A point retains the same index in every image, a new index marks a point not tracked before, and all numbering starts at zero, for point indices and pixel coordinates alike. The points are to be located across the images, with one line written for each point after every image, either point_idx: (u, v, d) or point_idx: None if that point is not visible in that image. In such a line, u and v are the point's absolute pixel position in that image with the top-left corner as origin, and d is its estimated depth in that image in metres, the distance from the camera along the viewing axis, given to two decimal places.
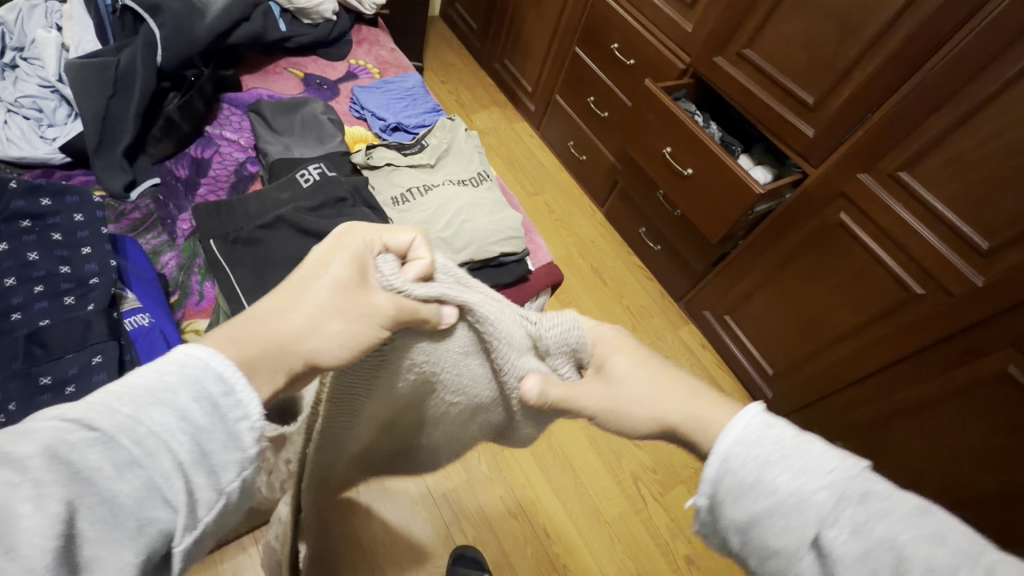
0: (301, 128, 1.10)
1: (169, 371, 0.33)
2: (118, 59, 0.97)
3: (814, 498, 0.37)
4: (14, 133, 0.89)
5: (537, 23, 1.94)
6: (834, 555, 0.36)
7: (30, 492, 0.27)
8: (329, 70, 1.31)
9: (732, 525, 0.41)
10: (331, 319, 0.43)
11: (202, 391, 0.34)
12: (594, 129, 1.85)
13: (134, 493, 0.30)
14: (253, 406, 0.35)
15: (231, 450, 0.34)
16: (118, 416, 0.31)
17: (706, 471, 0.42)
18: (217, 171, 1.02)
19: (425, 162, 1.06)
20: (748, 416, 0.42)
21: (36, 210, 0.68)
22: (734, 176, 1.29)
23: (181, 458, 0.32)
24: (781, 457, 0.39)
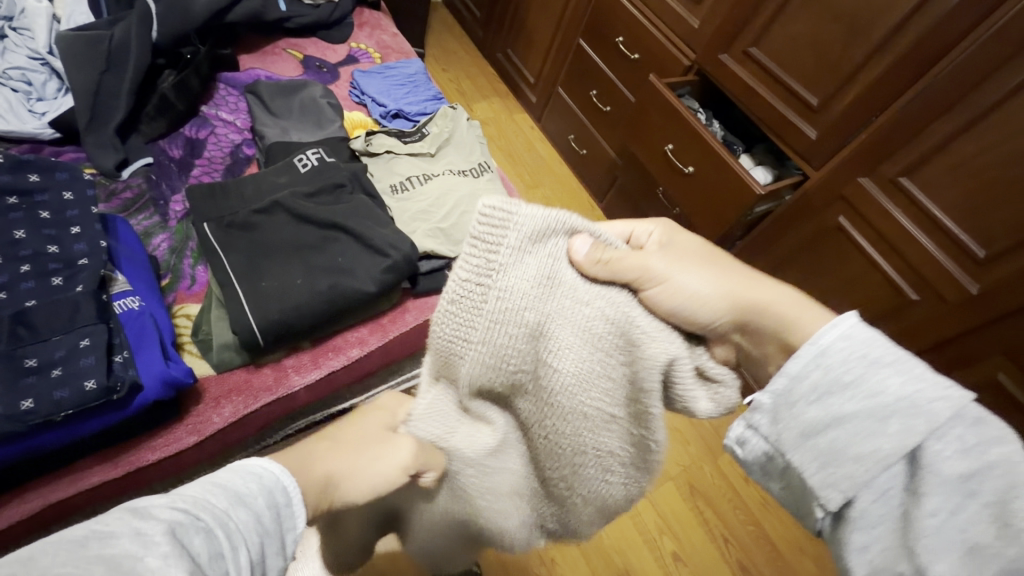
0: (299, 112, 1.08)
1: (250, 478, 0.36)
2: (112, 33, 0.93)
3: (927, 405, 0.39)
4: (2, 106, 0.86)
5: (541, 12, 1.91)
6: (932, 465, 0.37)
7: (155, 560, 0.27)
8: (329, 53, 1.29)
9: (800, 423, 0.43)
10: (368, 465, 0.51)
11: (273, 499, 0.36)
12: (596, 123, 1.83)
13: None
14: (302, 519, 0.38)
15: (279, 562, 0.35)
16: (216, 508, 0.32)
17: (795, 361, 0.44)
18: (213, 153, 1.00)
19: (425, 151, 1.04)
20: (849, 326, 0.43)
21: (24, 186, 0.66)
22: (735, 176, 1.28)
23: (254, 562, 0.33)
24: (891, 363, 0.41)
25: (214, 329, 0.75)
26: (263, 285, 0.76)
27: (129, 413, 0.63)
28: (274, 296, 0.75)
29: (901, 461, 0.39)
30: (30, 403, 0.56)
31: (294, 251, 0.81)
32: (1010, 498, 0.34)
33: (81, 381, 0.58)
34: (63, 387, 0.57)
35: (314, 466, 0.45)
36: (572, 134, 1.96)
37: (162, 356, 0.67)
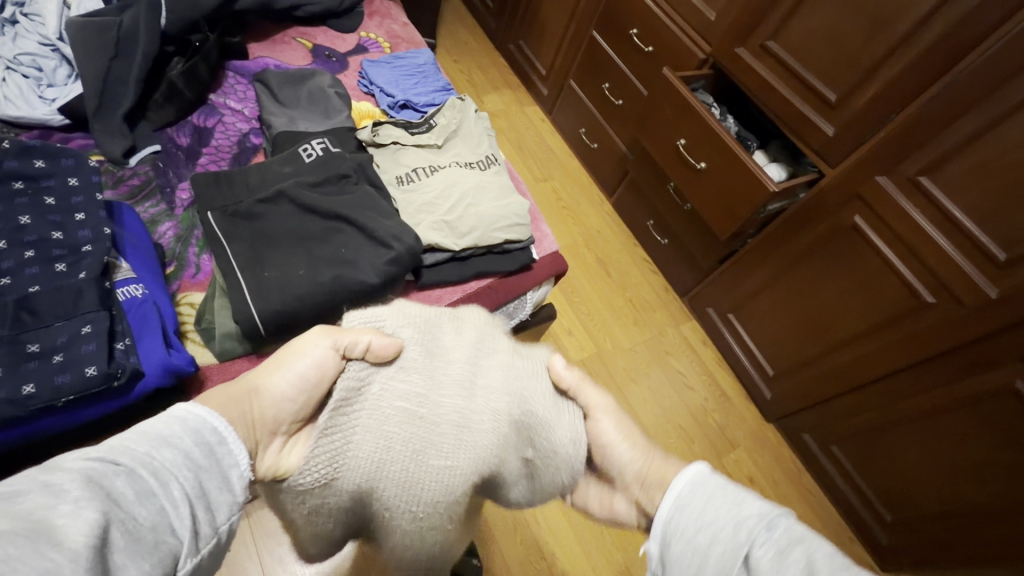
0: (307, 101, 1.07)
1: (175, 424, 0.44)
2: (121, 19, 0.93)
3: (744, 521, 0.46)
4: (13, 91, 0.87)
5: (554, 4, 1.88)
6: (757, 569, 0.43)
7: (67, 506, 0.32)
8: (339, 42, 1.28)
9: (676, 563, 0.48)
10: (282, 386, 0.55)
11: (201, 438, 0.45)
12: (608, 116, 1.81)
13: (150, 517, 0.37)
14: (239, 454, 0.47)
15: (223, 492, 0.45)
16: (136, 452, 0.40)
17: (659, 511, 0.51)
18: (220, 141, 1.00)
19: (432, 142, 1.03)
20: (688, 474, 0.52)
21: (29, 171, 0.67)
22: (748, 172, 1.25)
23: (188, 490, 0.41)
24: (722, 497, 0.49)
25: (217, 318, 0.75)
26: (266, 274, 0.76)
27: (130, 400, 0.63)
28: (276, 286, 0.75)
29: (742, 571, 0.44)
30: (31, 387, 0.56)
31: (297, 242, 0.80)
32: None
33: (82, 367, 0.58)
34: (64, 372, 0.57)
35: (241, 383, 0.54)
36: (584, 128, 1.94)
37: (165, 344, 0.67)
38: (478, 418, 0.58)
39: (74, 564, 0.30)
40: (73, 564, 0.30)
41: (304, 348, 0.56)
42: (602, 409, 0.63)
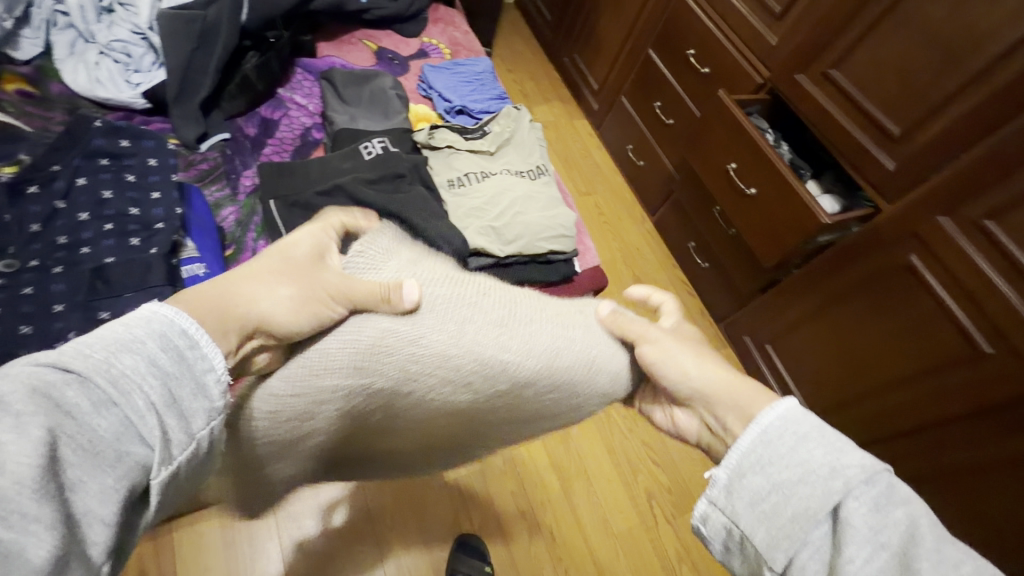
0: (369, 101, 1.11)
1: (137, 325, 0.36)
2: (206, 14, 0.98)
3: (844, 470, 0.42)
4: (103, 74, 0.93)
5: (612, 20, 1.89)
6: (850, 522, 0.40)
7: (7, 423, 0.27)
8: (402, 46, 1.32)
9: (749, 496, 0.44)
10: (276, 290, 0.45)
11: (169, 342, 0.36)
12: (657, 135, 1.80)
13: (111, 429, 0.31)
14: (216, 358, 0.38)
15: (199, 399, 0.37)
16: (92, 358, 0.33)
17: (741, 441, 0.47)
18: (284, 133, 1.05)
19: (485, 149, 1.05)
20: (786, 407, 0.47)
21: (114, 149, 0.71)
22: (800, 202, 1.22)
23: (155, 402, 0.34)
24: (818, 438, 0.45)
25: None
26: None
27: None
28: None
29: (828, 522, 0.41)
30: None
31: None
32: (912, 548, 0.38)
33: None
34: None
35: (229, 291, 0.43)
36: (631, 145, 1.94)
37: None
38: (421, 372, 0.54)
39: (16, 488, 0.26)
40: (18, 495, 0.26)
41: (284, 252, 0.48)
42: (657, 332, 0.59)
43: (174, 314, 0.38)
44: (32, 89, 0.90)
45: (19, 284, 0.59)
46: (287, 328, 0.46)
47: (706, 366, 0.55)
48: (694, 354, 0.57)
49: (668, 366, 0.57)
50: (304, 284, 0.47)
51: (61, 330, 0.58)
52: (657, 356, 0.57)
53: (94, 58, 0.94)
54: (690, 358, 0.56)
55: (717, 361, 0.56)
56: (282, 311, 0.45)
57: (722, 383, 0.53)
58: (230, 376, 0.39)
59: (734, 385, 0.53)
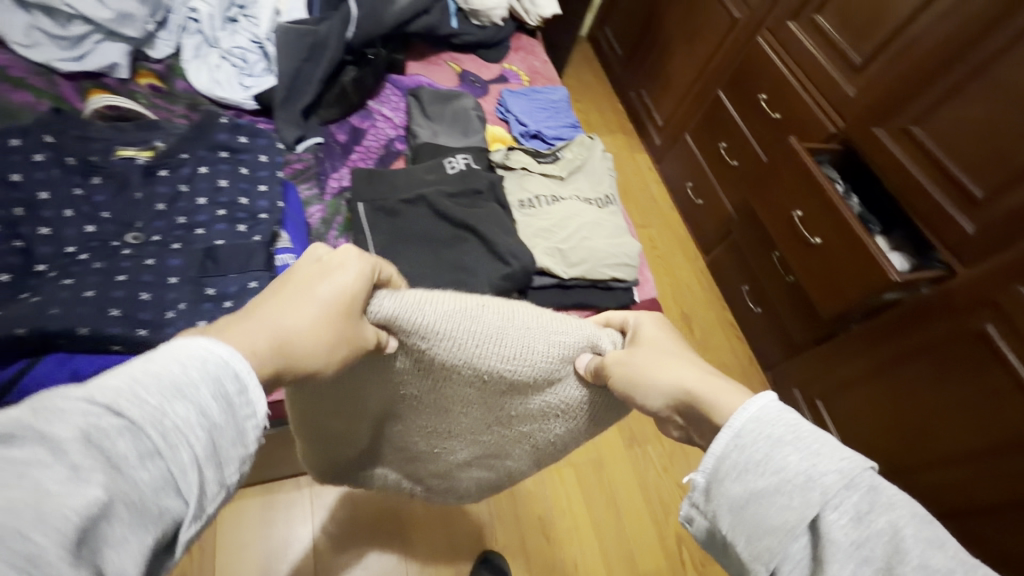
0: (451, 119, 1.17)
1: (192, 362, 0.32)
2: (318, 29, 1.05)
3: (820, 479, 0.36)
4: (222, 77, 1.03)
5: (684, 61, 1.93)
6: (829, 537, 0.34)
7: (57, 482, 0.25)
8: (484, 70, 1.39)
9: (727, 502, 0.39)
10: (319, 341, 0.41)
11: (220, 386, 0.33)
12: (719, 175, 1.80)
13: (153, 483, 0.29)
14: (263, 404, 0.35)
15: (238, 447, 0.34)
16: (146, 403, 0.29)
17: (712, 445, 0.41)
18: (370, 142, 1.12)
19: (556, 173, 1.08)
20: (762, 403, 0.41)
21: (233, 145, 0.78)
22: (868, 257, 1.19)
23: (201, 455, 0.31)
24: (793, 440, 0.38)
25: None
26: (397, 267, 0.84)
27: None
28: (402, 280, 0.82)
29: (807, 533, 0.36)
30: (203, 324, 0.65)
31: (426, 243, 0.88)
32: (898, 565, 0.32)
33: None
34: None
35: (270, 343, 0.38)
36: (690, 182, 1.94)
37: None
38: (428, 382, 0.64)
39: (57, 557, 0.24)
40: (58, 564, 0.24)
41: (318, 290, 0.42)
42: (632, 366, 0.53)
43: (229, 352, 0.34)
44: (161, 85, 1.00)
45: (143, 255, 0.66)
46: (304, 364, 0.40)
47: (671, 376, 0.49)
48: (663, 363, 0.50)
49: (634, 384, 0.51)
50: (324, 317, 0.42)
51: (174, 300, 0.64)
52: (626, 381, 0.53)
53: (216, 62, 1.04)
54: (666, 371, 0.49)
55: (707, 367, 0.49)
56: (320, 364, 0.41)
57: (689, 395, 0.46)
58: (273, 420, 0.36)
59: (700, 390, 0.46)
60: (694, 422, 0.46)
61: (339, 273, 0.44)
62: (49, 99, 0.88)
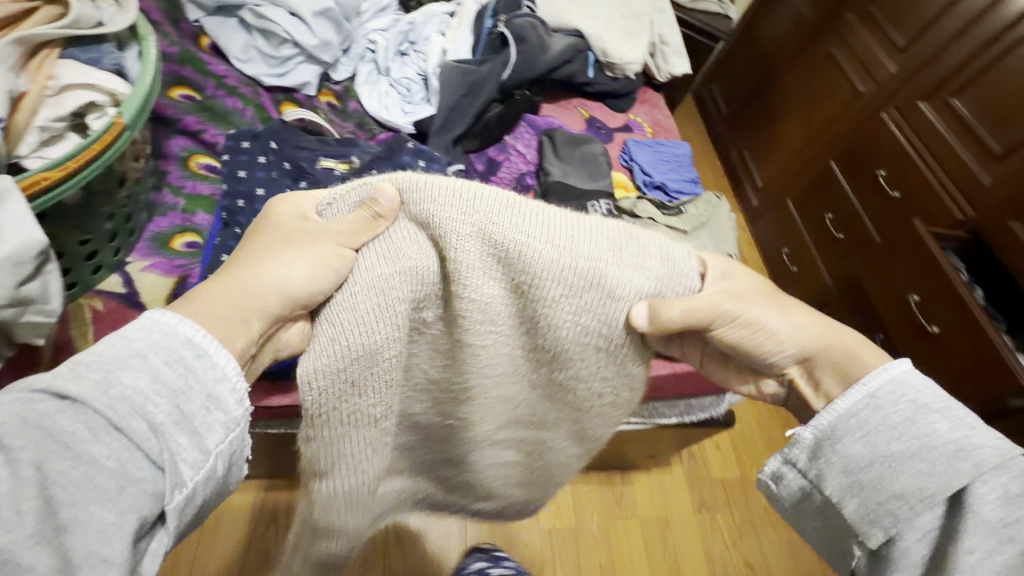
0: (580, 161, 1.23)
1: (140, 340, 0.42)
2: (481, 69, 1.16)
3: (973, 450, 0.45)
4: (389, 102, 1.15)
5: (796, 126, 1.91)
6: (975, 506, 0.44)
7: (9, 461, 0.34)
8: (610, 117, 1.45)
9: (842, 458, 0.48)
10: (292, 267, 0.50)
11: (173, 356, 0.42)
12: (821, 246, 1.75)
13: (112, 452, 0.38)
14: (222, 364, 0.44)
15: (209, 410, 0.43)
16: (88, 383, 0.39)
17: (842, 402, 0.49)
18: (505, 174, 1.20)
19: (680, 227, 1.11)
20: (899, 369, 0.49)
21: (412, 167, 0.84)
22: (999, 360, 1.12)
23: (158, 421, 0.40)
24: (939, 409, 0.47)
25: None
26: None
27: None
28: None
29: (943, 504, 0.45)
30: None
31: None
32: None
33: None
34: None
35: (248, 279, 0.50)
36: (788, 249, 1.89)
37: None
38: (474, 295, 0.52)
39: (16, 529, 0.32)
40: (14, 542, 0.32)
41: (275, 235, 0.54)
42: (729, 305, 0.53)
43: (174, 319, 0.44)
44: (337, 103, 1.14)
45: None
46: (309, 293, 0.50)
47: (795, 325, 0.55)
48: (780, 311, 0.55)
49: (760, 336, 0.55)
50: (307, 246, 0.51)
51: None
52: (747, 331, 0.54)
53: (385, 88, 1.17)
54: (772, 320, 0.55)
55: (786, 302, 0.57)
56: (299, 281, 0.50)
57: (819, 337, 0.55)
58: (241, 378, 0.46)
59: (830, 335, 0.55)
60: (822, 374, 0.55)
61: (284, 214, 0.55)
62: (253, 107, 1.02)
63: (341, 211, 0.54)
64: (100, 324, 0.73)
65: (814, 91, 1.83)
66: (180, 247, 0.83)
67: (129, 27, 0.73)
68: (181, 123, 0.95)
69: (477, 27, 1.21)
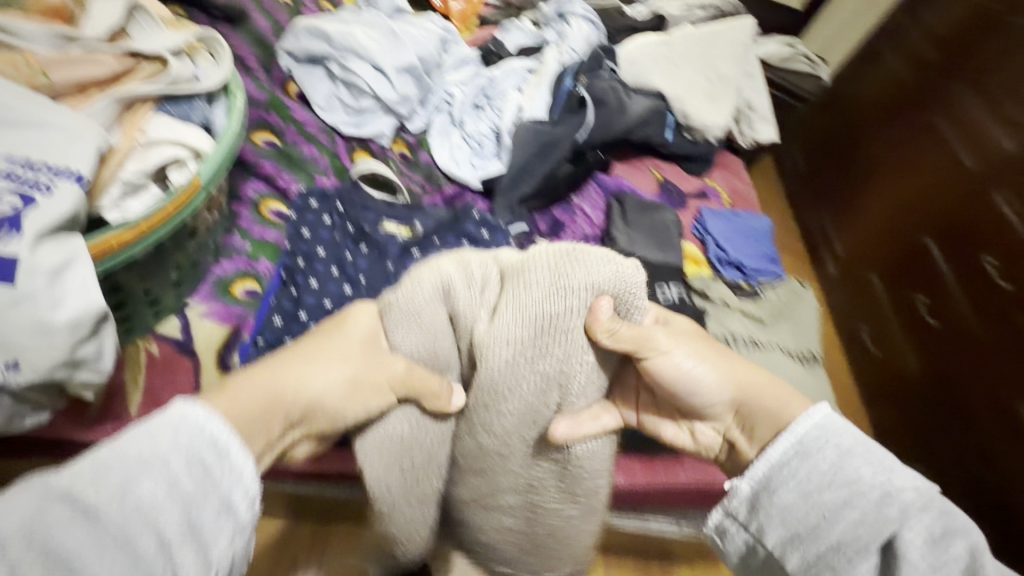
0: (649, 230, 1.15)
1: (166, 438, 0.41)
2: (555, 130, 1.12)
3: (898, 493, 0.48)
4: (459, 155, 1.14)
5: (884, 190, 1.69)
6: (908, 554, 0.45)
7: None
8: (684, 181, 1.37)
9: (777, 512, 0.52)
10: (331, 373, 0.53)
11: (197, 459, 0.41)
12: (905, 330, 1.51)
13: (120, 567, 0.35)
14: (242, 466, 0.43)
15: (221, 517, 0.41)
16: (106, 489, 0.37)
17: (772, 450, 0.54)
18: (568, 237, 1.14)
19: (757, 315, 1.01)
20: (819, 412, 0.54)
21: (476, 237, 0.82)
22: None
23: (171, 532, 0.38)
24: (860, 452, 0.51)
25: None
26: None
27: None
28: None
29: (879, 549, 0.47)
30: None
31: None
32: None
33: None
34: None
35: (297, 392, 0.51)
36: (868, 328, 1.64)
37: None
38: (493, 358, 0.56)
39: None
40: None
41: (317, 346, 0.54)
42: (665, 337, 0.59)
43: (204, 417, 0.43)
44: (409, 153, 1.14)
45: None
46: (342, 408, 0.53)
47: (722, 380, 0.60)
48: (694, 353, 0.60)
49: (684, 379, 0.60)
50: (352, 353, 0.54)
51: None
52: (669, 370, 0.59)
53: (456, 141, 1.16)
54: (699, 361, 0.60)
55: (725, 354, 0.63)
56: (340, 394, 0.53)
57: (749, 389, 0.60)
58: (256, 483, 0.44)
59: (762, 391, 0.59)
60: (757, 424, 0.58)
61: (343, 325, 0.56)
62: (327, 155, 1.03)
63: (395, 324, 0.56)
64: (152, 371, 0.74)
65: (910, 153, 1.61)
66: (239, 295, 0.84)
67: (220, 83, 0.74)
68: (258, 168, 0.97)
69: (556, 87, 1.19)
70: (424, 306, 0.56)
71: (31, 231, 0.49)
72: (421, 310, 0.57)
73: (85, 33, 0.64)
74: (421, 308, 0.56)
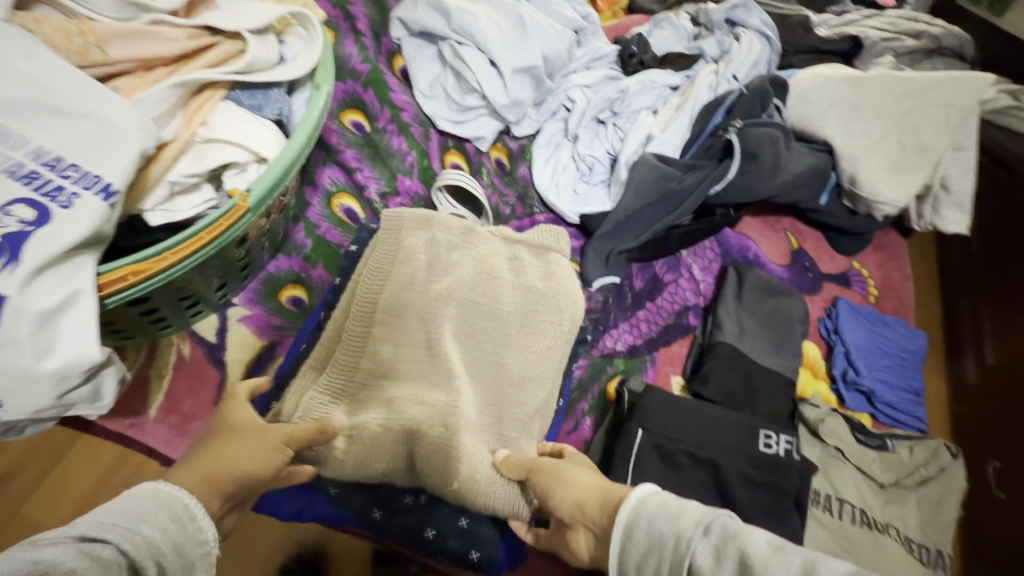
0: (766, 318, 0.95)
1: (150, 502, 0.40)
2: (684, 177, 0.92)
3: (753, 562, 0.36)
4: (562, 180, 0.97)
5: None
6: None
7: None
8: (825, 257, 1.13)
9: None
10: (233, 459, 0.49)
11: (176, 514, 0.40)
12: None
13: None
14: (208, 531, 0.42)
15: (197, 552, 0.40)
16: (115, 524, 0.37)
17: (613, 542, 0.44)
18: (664, 303, 0.96)
19: (877, 477, 0.80)
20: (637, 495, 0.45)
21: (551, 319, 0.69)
22: None
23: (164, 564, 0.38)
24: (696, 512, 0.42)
25: None
26: None
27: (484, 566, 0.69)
28: None
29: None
30: (429, 533, 0.65)
31: None
32: None
33: (471, 546, 0.65)
34: (458, 536, 0.65)
35: (203, 464, 0.47)
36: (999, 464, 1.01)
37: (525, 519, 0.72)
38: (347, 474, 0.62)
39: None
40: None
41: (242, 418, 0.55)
42: (561, 458, 0.58)
43: (155, 486, 0.42)
44: (506, 162, 0.99)
45: None
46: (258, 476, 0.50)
47: (582, 485, 0.53)
48: (579, 467, 0.56)
49: (564, 484, 0.54)
50: (252, 446, 0.51)
51: (418, 489, 0.67)
52: (555, 478, 0.55)
53: (564, 162, 0.99)
54: (579, 480, 0.54)
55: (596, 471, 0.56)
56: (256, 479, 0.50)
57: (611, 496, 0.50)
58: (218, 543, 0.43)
59: (616, 489, 0.51)
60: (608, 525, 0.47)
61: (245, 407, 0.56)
62: (416, 153, 0.91)
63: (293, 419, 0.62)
64: (178, 373, 0.69)
65: None
66: (286, 303, 0.76)
67: (307, 72, 0.63)
68: (340, 155, 0.84)
69: (699, 121, 0.97)
70: (389, 414, 0.61)
71: (31, 262, 0.41)
72: (344, 444, 0.61)
73: (160, 2, 0.54)
74: (356, 436, 0.61)
